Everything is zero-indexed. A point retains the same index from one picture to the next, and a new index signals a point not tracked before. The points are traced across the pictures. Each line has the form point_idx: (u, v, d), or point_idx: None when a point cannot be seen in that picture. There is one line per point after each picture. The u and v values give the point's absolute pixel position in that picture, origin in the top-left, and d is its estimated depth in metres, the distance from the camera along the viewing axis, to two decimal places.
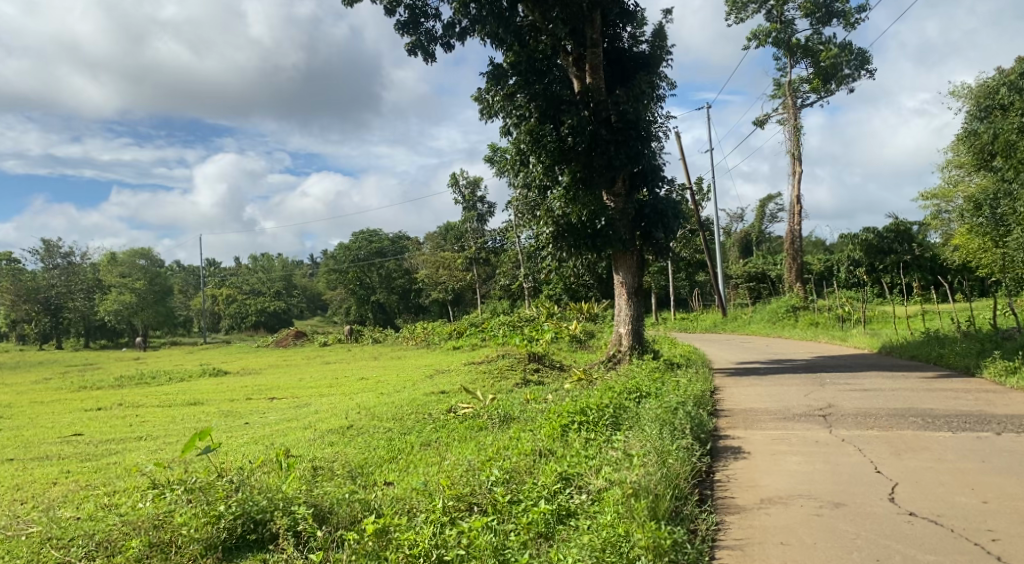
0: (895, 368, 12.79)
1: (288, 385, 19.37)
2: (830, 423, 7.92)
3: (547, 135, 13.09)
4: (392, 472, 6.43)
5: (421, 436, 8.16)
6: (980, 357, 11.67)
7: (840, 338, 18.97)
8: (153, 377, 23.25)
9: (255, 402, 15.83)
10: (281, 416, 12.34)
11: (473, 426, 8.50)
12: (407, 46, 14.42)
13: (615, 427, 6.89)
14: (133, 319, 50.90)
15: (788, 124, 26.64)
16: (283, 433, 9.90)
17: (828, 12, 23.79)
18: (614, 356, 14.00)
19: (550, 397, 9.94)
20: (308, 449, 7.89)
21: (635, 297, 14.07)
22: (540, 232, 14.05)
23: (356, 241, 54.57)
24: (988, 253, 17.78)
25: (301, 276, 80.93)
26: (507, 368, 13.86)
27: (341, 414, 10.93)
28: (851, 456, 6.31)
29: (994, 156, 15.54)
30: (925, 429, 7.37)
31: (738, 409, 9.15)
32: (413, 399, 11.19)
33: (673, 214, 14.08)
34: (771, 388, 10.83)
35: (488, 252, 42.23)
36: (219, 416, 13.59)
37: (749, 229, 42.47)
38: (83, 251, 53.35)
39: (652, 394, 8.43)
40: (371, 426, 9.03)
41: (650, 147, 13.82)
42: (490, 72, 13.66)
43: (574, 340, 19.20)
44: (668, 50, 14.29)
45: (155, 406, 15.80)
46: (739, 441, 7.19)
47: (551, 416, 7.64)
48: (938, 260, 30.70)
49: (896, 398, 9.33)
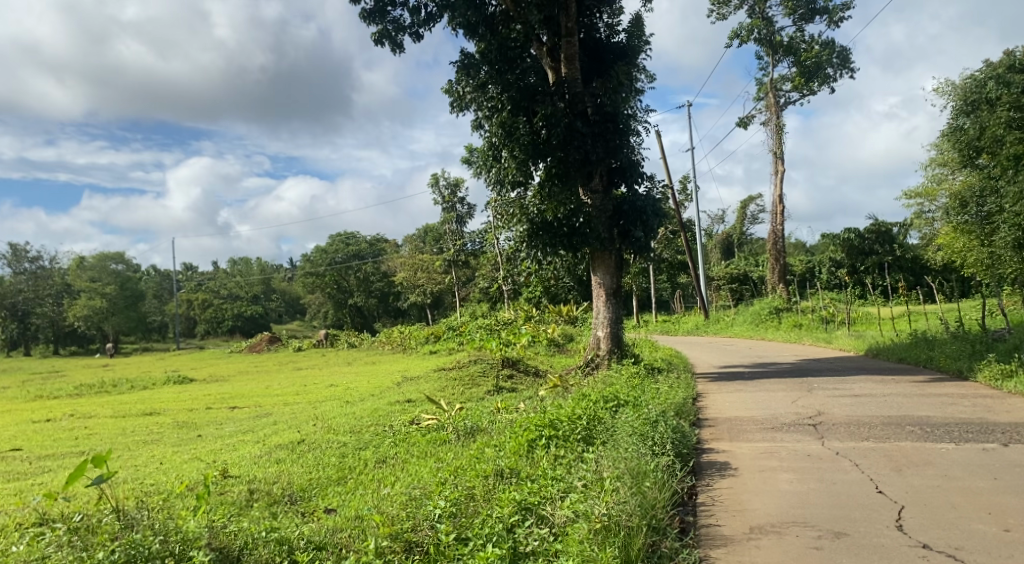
0: (885, 371, 12.22)
1: (254, 392, 18.53)
2: (822, 435, 7.29)
3: (520, 128, 12.52)
4: (337, 497, 5.76)
5: (378, 453, 7.44)
6: (973, 360, 11.16)
7: (824, 341, 18.47)
8: (114, 385, 22.24)
9: (215, 412, 14.97)
10: (237, 428, 11.53)
11: (435, 440, 7.80)
12: (373, 36, 13.70)
13: (589, 443, 6.22)
14: (104, 325, 49.55)
15: (770, 123, 26.18)
16: (232, 449, 9.11)
17: (811, 10, 23.37)
18: (592, 360, 13.31)
19: (522, 406, 9.29)
20: (250, 468, 7.15)
21: (613, 298, 13.42)
22: (514, 232, 13.35)
23: (333, 244, 53.44)
24: (973, 252, 17.34)
25: (279, 280, 79.62)
26: (479, 374, 13.15)
27: (297, 426, 10.19)
28: (847, 473, 5.68)
29: (980, 151, 15.07)
30: (926, 440, 6.76)
31: (722, 418, 8.51)
32: (375, 409, 10.45)
33: (652, 211, 13.27)
34: (756, 395, 10.24)
35: (467, 254, 41.50)
36: (173, 428, 12.76)
37: (729, 231, 41.99)
38: (53, 256, 51.98)
39: (630, 403, 7.79)
40: (324, 440, 8.30)
41: (628, 141, 13.16)
42: (460, 62, 13.07)
43: (553, 345, 18.53)
44: (646, 41, 13.69)
45: (107, 417, 14.91)
46: (724, 455, 6.53)
47: (517, 429, 6.95)
48: (918, 261, 30.43)
49: (889, 405, 8.74)
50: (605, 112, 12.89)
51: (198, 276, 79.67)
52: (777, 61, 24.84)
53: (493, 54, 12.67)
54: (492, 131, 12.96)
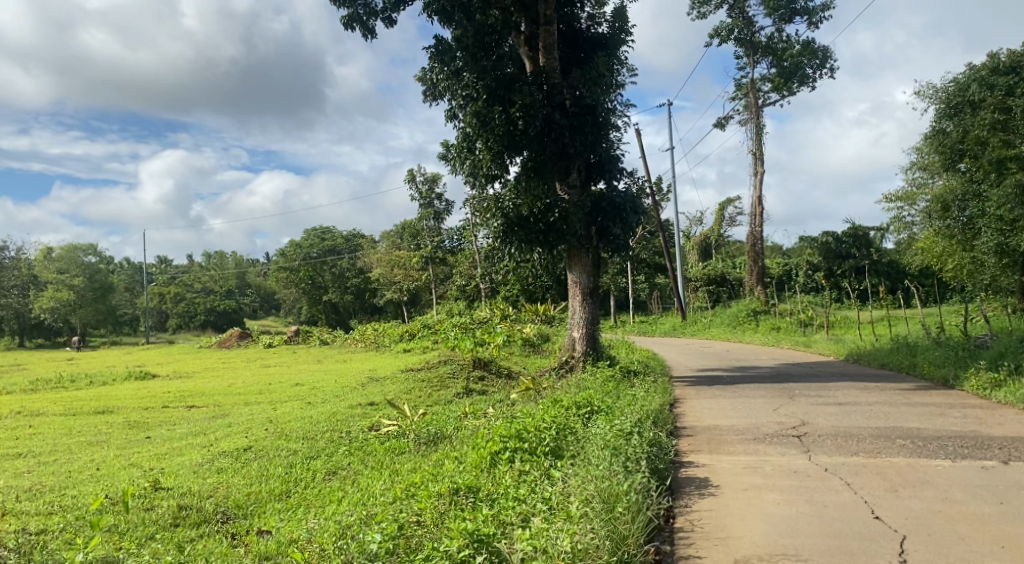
0: (868, 378, 11.82)
1: (215, 390, 17.78)
2: (808, 447, 6.82)
3: (495, 119, 11.96)
4: (274, 517, 5.17)
5: (329, 463, 6.83)
6: (958, 367, 10.80)
7: (803, 344, 18.11)
8: (71, 380, 21.29)
9: (171, 411, 14.21)
10: (189, 430, 10.82)
11: (393, 449, 7.21)
12: (343, 20, 13.07)
13: (558, 457, 5.69)
14: (71, 318, 48.23)
15: (750, 124, 25.86)
16: (175, 455, 8.41)
17: (790, 10, 23.03)
18: (567, 362, 12.78)
19: (491, 412, 8.73)
20: (185, 478, 6.48)
21: (590, 299, 12.90)
22: (488, 229, 12.76)
23: (308, 239, 53.04)
24: (954, 257, 17.05)
25: (254, 274, 78.23)
26: (447, 376, 12.50)
27: (250, 429, 9.54)
28: (839, 493, 5.21)
29: (963, 154, 14.91)
30: (919, 456, 6.30)
31: (700, 427, 8.01)
32: (333, 413, 9.80)
33: (631, 209, 12.70)
34: (735, 401, 9.77)
35: (443, 251, 40.82)
36: (123, 428, 11.98)
37: (708, 233, 41.64)
38: (18, 246, 50.48)
39: (604, 411, 7.27)
40: (273, 447, 7.68)
41: (608, 136, 12.67)
42: (434, 48, 12.51)
43: (528, 345, 17.97)
44: (629, 33, 13.18)
45: (56, 416, 14.07)
46: (704, 471, 6.00)
47: (480, 440, 6.38)
48: (895, 265, 30.33)
49: (876, 415, 8.29)
50: (584, 104, 12.31)
51: (171, 269, 78.26)
52: (756, 62, 24.49)
53: (468, 40, 12.10)
54: (465, 120, 12.39)
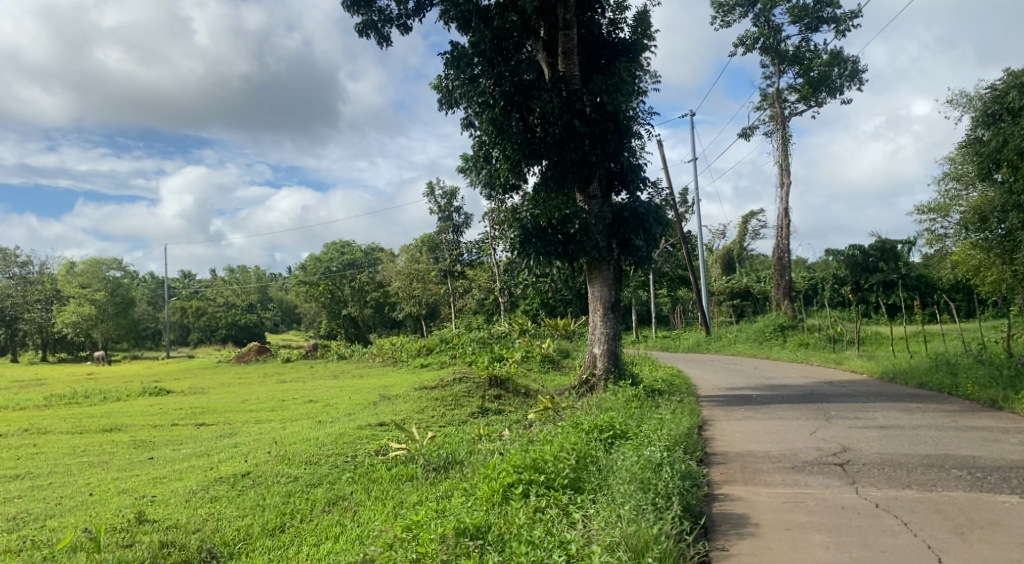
0: (907, 398, 11.09)
1: (226, 407, 17.38)
2: (853, 478, 6.19)
3: (512, 126, 11.50)
4: (262, 559, 4.68)
5: (331, 492, 6.33)
6: (1006, 389, 10.06)
7: (834, 361, 17.34)
8: (85, 395, 21.01)
9: (179, 430, 13.81)
10: (194, 450, 10.37)
11: (400, 477, 6.69)
12: (357, 26, 12.67)
13: (577, 490, 5.18)
14: (93, 332, 48.42)
15: (776, 135, 25.21)
16: (171, 480, 7.93)
17: (818, 18, 22.41)
18: (587, 381, 12.21)
19: (507, 434, 8.22)
20: (173, 509, 6.00)
21: (611, 313, 12.32)
22: (506, 242, 12.29)
23: (327, 253, 52.75)
24: (992, 270, 16.25)
25: (276, 289, 78.55)
26: (463, 394, 11.96)
27: (254, 452, 9.06)
28: (895, 535, 4.61)
29: (1000, 164, 13.75)
30: (981, 490, 5.65)
31: (732, 454, 7.40)
32: (341, 434, 9.30)
33: (655, 219, 12.10)
34: (767, 424, 9.14)
35: (462, 265, 40.33)
36: (128, 448, 11.56)
37: (730, 246, 40.85)
38: (41, 261, 50.88)
39: (627, 437, 6.73)
40: (273, 474, 7.20)
41: (631, 143, 12.03)
42: (450, 55, 11.94)
43: (547, 361, 17.40)
44: (651, 38, 12.69)
45: (63, 434, 13.70)
46: (741, 506, 5.39)
47: (491, 469, 5.84)
48: (925, 279, 29.28)
49: (924, 442, 7.61)
50: (605, 111, 11.72)
51: (195, 284, 78.74)
52: (782, 71, 23.88)
53: (485, 45, 11.56)
54: (481, 128, 11.94)
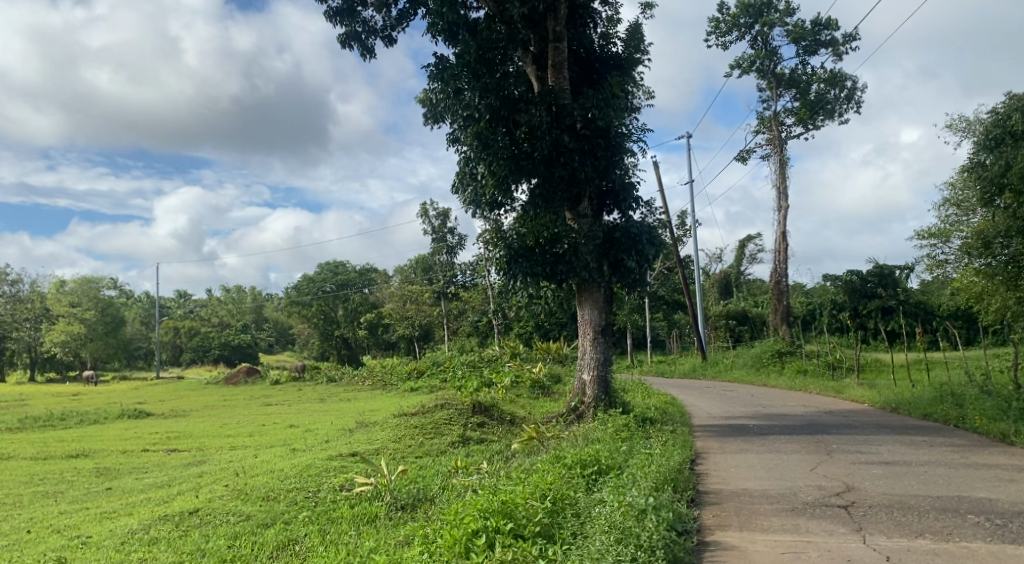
0: (913, 430, 10.48)
1: (203, 432, 16.66)
2: (859, 523, 5.62)
3: (498, 141, 11.06)
4: None
5: (282, 535, 5.73)
6: (1016, 422, 9.50)
7: (834, 390, 16.70)
8: (62, 417, 20.26)
9: (149, 456, 13.14)
10: (154, 480, 9.70)
11: (362, 517, 6.10)
12: (341, 38, 12.24)
13: (550, 539, 4.63)
14: (82, 352, 47.66)
15: (773, 158, 24.82)
16: (117, 516, 7.30)
17: (816, 41, 22.09)
18: (575, 409, 11.61)
19: (485, 467, 7.59)
20: (104, 554, 5.41)
21: (601, 338, 11.74)
22: (494, 262, 11.77)
23: (321, 273, 52.13)
24: (996, 296, 15.68)
25: (271, 308, 77.77)
26: (444, 422, 11.35)
27: (212, 484, 8.42)
28: None
29: (1003, 190, 13.18)
30: (1002, 541, 5.06)
31: (726, 493, 6.79)
32: (306, 465, 8.67)
33: (647, 240, 11.57)
34: (764, 458, 8.55)
35: (456, 287, 39.63)
36: (89, 476, 10.87)
37: (727, 269, 40.28)
38: (31, 280, 50.13)
39: (612, 475, 6.12)
40: (224, 511, 6.60)
41: (623, 161, 11.54)
42: (435, 67, 11.48)
43: (536, 387, 16.79)
44: (645, 53, 12.28)
45: (24, 460, 13.04)
46: (735, 558, 4.81)
47: (457, 509, 5.25)
48: (925, 305, 28.59)
49: (932, 481, 7.02)
50: (596, 126, 11.19)
51: (191, 303, 77.95)
52: (779, 95, 23.52)
53: (470, 55, 11.07)
54: (467, 143, 11.46)
